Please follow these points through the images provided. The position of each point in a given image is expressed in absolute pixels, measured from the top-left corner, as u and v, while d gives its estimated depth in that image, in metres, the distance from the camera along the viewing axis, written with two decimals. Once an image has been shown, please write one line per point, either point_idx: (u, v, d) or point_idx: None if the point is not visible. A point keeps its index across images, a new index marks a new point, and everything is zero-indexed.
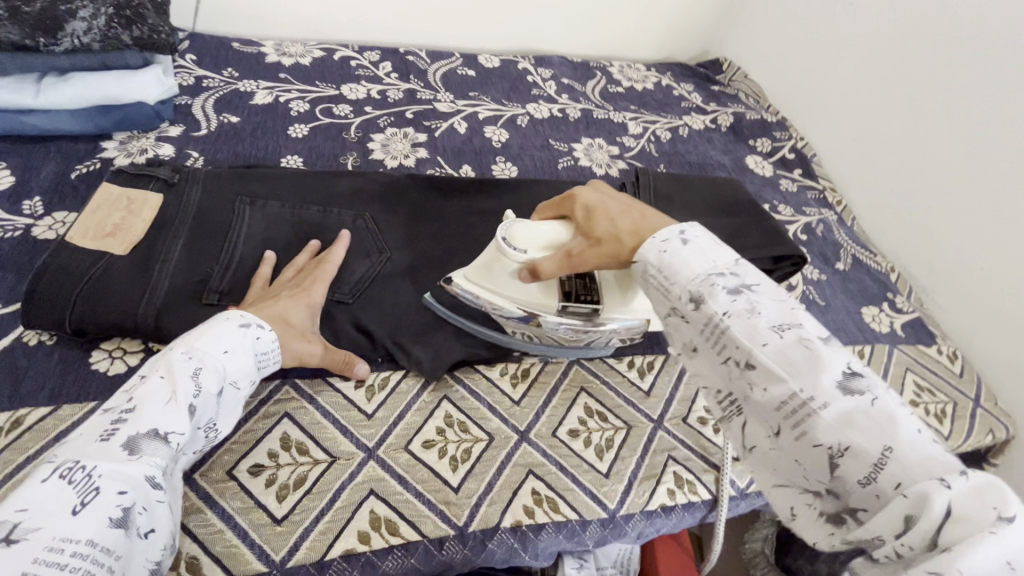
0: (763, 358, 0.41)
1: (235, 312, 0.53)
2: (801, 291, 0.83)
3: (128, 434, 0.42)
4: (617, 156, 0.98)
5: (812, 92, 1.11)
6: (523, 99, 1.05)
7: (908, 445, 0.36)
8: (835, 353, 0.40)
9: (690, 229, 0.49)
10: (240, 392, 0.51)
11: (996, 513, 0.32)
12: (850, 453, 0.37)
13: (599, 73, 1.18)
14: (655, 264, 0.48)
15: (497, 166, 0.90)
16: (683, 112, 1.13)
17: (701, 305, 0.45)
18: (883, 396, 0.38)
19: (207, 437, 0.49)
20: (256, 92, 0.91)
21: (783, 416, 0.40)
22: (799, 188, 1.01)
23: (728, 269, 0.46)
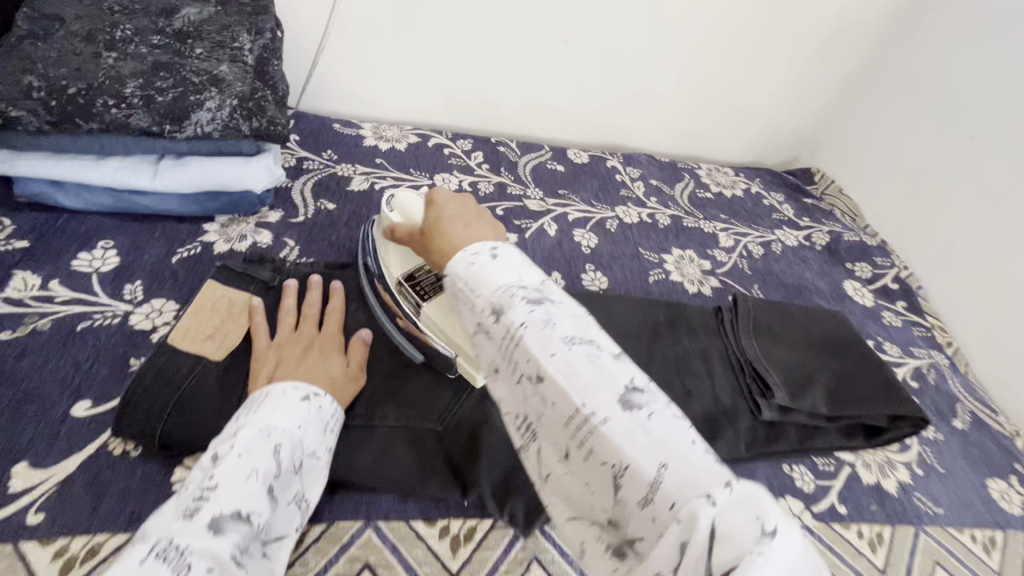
0: (551, 369, 0.39)
1: (289, 384, 0.52)
2: (918, 452, 0.75)
3: (214, 513, 0.40)
4: (709, 272, 0.94)
5: (921, 222, 1.07)
6: (612, 200, 1.03)
7: (682, 459, 0.35)
8: (620, 368, 0.39)
9: (504, 246, 0.46)
10: (319, 462, 0.50)
11: (759, 526, 0.31)
12: (629, 474, 0.36)
13: (687, 176, 1.15)
14: (463, 276, 0.45)
15: (587, 276, 0.87)
16: (775, 224, 1.08)
17: (500, 317, 0.42)
18: (659, 411, 0.38)
19: (301, 511, 0.47)
20: (353, 177, 0.91)
21: (570, 434, 0.39)
22: (904, 322, 0.94)
23: (533, 285, 0.44)
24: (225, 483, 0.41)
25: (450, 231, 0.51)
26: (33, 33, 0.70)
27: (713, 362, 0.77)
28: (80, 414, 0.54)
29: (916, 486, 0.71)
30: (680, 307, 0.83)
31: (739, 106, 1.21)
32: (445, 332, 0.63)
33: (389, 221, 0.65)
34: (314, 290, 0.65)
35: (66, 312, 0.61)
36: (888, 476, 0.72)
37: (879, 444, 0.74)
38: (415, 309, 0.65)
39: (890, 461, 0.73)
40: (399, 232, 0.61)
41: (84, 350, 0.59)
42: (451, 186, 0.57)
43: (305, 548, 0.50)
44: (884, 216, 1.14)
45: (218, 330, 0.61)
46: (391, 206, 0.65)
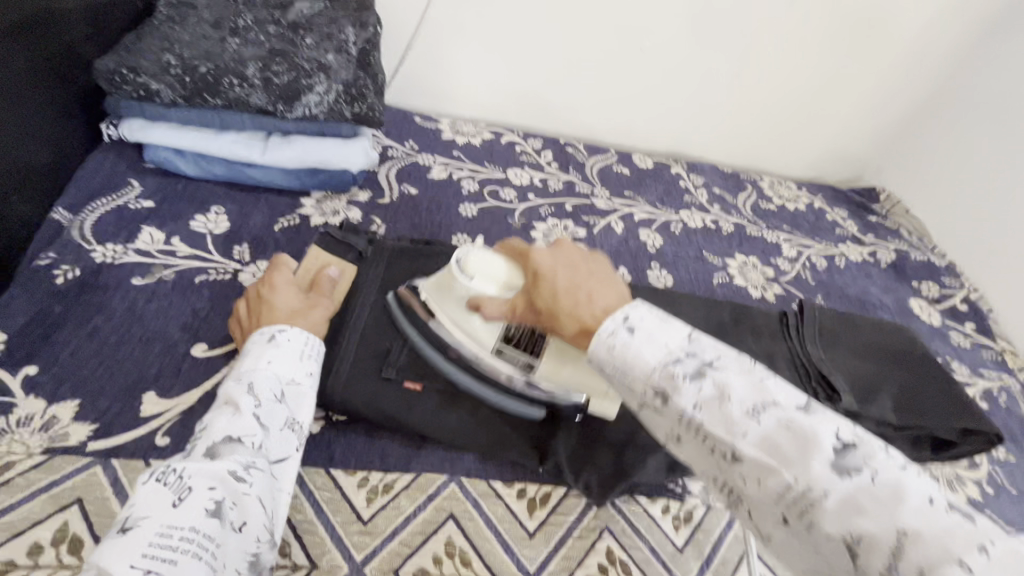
0: (746, 450, 0.39)
1: (262, 328, 0.55)
2: (987, 471, 0.74)
3: (209, 444, 0.44)
4: (773, 279, 0.95)
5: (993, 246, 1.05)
6: (676, 205, 1.06)
7: (917, 517, 0.34)
8: (824, 422, 0.39)
9: (634, 311, 0.46)
10: (303, 387, 0.52)
11: (986, 554, 0.32)
12: (864, 541, 0.35)
13: (749, 186, 1.17)
14: (606, 358, 0.45)
15: (653, 273, 0.89)
16: (839, 239, 1.08)
17: (668, 400, 0.42)
18: (880, 467, 0.36)
19: (297, 435, 0.50)
20: (433, 166, 0.97)
21: (787, 505, 0.38)
22: (973, 344, 0.92)
23: (682, 350, 0.43)
24: (213, 424, 0.45)
25: (582, 305, 0.48)
26: (171, 18, 0.79)
27: (777, 363, 0.78)
28: (198, 354, 0.59)
29: (986, 503, 0.71)
30: (745, 309, 0.85)
31: (805, 122, 1.22)
32: (560, 383, 0.59)
33: (469, 291, 0.59)
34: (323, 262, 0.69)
35: (187, 265, 0.68)
36: (956, 490, 0.71)
37: (947, 458, 0.73)
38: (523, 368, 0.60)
39: (957, 476, 0.73)
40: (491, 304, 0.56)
41: (201, 299, 0.64)
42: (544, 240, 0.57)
43: (397, 493, 0.54)
44: (953, 238, 1.13)
45: (319, 275, 0.66)
46: (463, 271, 0.59)
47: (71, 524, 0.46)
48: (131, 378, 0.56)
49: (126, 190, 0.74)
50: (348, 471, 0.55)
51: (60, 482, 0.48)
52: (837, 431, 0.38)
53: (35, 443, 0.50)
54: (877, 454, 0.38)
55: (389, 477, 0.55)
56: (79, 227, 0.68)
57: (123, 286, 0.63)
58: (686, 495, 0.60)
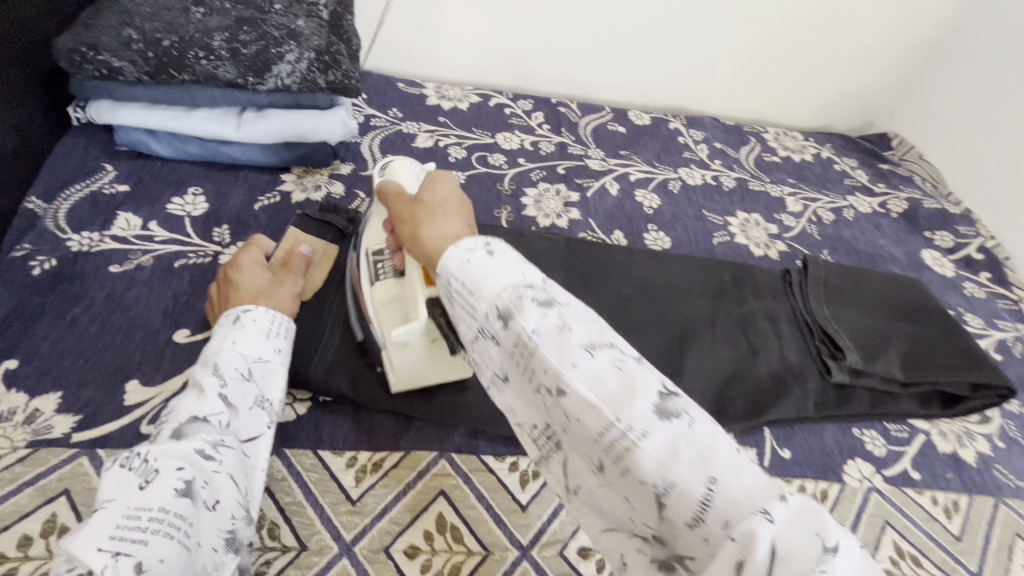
0: (572, 383, 0.36)
1: (227, 310, 0.55)
2: (999, 425, 0.72)
3: (174, 426, 0.44)
4: (776, 236, 0.91)
5: (1013, 188, 0.99)
6: (674, 162, 1.01)
7: (732, 474, 0.32)
8: (647, 373, 0.36)
9: (499, 241, 0.43)
10: (271, 363, 0.52)
11: (820, 543, 0.29)
12: (674, 494, 0.32)
13: (753, 139, 1.11)
14: (457, 275, 0.41)
15: (650, 235, 0.86)
16: (847, 190, 1.03)
17: (509, 322, 0.38)
18: (696, 419, 0.35)
19: (267, 413, 0.50)
20: (418, 134, 0.93)
21: (602, 450, 0.35)
22: (987, 295, 0.88)
23: (540, 286, 0.40)
24: (177, 408, 0.46)
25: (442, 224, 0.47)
26: None
27: (780, 323, 0.75)
28: (181, 340, 0.58)
29: (996, 458, 0.68)
30: (746, 268, 0.81)
31: (810, 69, 1.15)
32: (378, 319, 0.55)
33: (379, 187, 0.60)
34: (296, 237, 0.68)
35: (165, 249, 0.66)
36: (965, 446, 0.69)
37: (957, 414, 0.71)
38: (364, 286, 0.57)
39: (968, 431, 0.70)
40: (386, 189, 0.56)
41: (181, 284, 0.63)
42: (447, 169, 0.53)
43: (386, 472, 0.53)
44: (971, 183, 1.06)
45: (291, 252, 0.64)
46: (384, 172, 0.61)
47: (60, 515, 0.46)
48: (112, 366, 0.55)
49: (100, 175, 0.72)
50: (336, 452, 0.54)
51: (47, 474, 0.48)
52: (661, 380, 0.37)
53: (20, 437, 0.49)
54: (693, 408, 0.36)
55: (378, 456, 0.54)
56: (54, 215, 0.67)
57: (101, 274, 0.62)
58: None
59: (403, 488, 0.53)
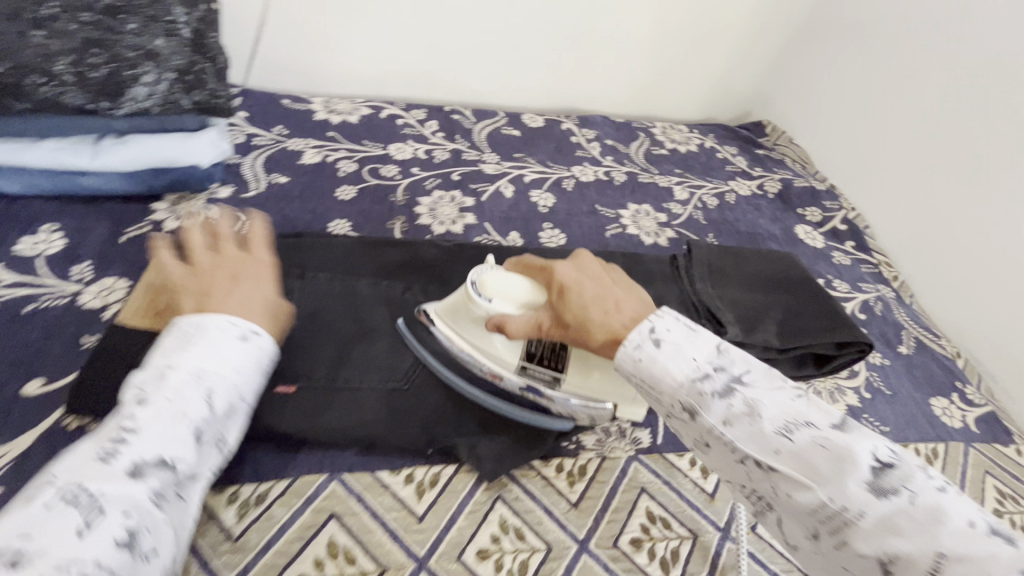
0: (736, 433, 0.45)
1: (216, 316, 0.52)
2: (865, 378, 0.78)
3: (134, 456, 0.42)
4: (665, 224, 0.96)
5: (866, 161, 1.10)
6: (567, 160, 1.05)
7: (870, 491, 0.40)
8: (799, 408, 0.45)
9: (660, 323, 0.51)
10: (243, 409, 0.51)
11: (958, 520, 0.38)
12: (899, 560, 0.38)
13: (642, 135, 1.17)
14: (633, 371, 0.50)
15: (545, 234, 0.88)
16: (729, 176, 1.11)
17: (695, 414, 0.47)
18: (844, 441, 0.42)
19: (222, 454, 0.48)
20: (305, 151, 0.91)
21: (768, 479, 0.44)
22: (852, 261, 0.97)
23: (701, 361, 0.48)
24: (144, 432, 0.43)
25: (612, 316, 0.54)
26: None
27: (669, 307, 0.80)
28: (31, 392, 0.54)
29: (863, 408, 0.75)
30: (636, 257, 0.85)
31: (688, 65, 1.23)
32: (592, 391, 0.58)
33: (487, 313, 0.59)
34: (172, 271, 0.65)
35: (12, 295, 0.61)
36: (837, 401, 0.75)
37: (829, 372, 0.77)
38: (550, 385, 0.58)
39: (838, 387, 0.77)
40: (516, 323, 0.57)
41: (32, 331, 0.58)
42: (565, 263, 0.59)
43: (271, 503, 0.51)
44: (835, 161, 1.17)
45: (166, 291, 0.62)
46: (480, 292, 0.59)
47: None
48: None
49: None
50: (216, 490, 0.51)
51: None
52: (875, 450, 0.42)
53: None
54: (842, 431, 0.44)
55: (263, 487, 0.52)
56: None
57: None
58: (579, 451, 0.61)
59: (291, 517, 0.51)
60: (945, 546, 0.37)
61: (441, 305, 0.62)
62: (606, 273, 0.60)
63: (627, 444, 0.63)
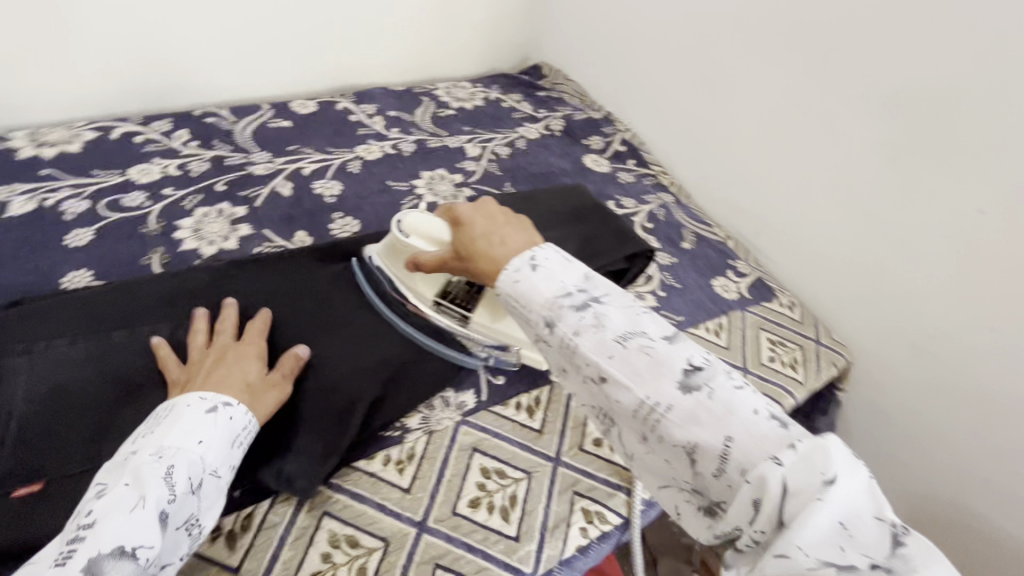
0: (612, 370, 0.41)
1: (194, 394, 0.48)
2: (659, 279, 0.87)
3: (87, 556, 0.37)
4: (461, 184, 0.96)
5: (623, 80, 1.17)
6: (350, 142, 0.99)
7: (744, 429, 0.37)
8: (675, 351, 0.41)
9: (541, 252, 0.46)
10: (222, 480, 0.47)
11: (821, 479, 0.33)
12: (700, 450, 0.39)
13: (425, 99, 1.15)
14: (511, 294, 0.45)
15: (336, 223, 0.83)
16: (516, 123, 1.14)
17: (554, 327, 0.43)
18: (718, 387, 0.39)
19: (190, 535, 0.44)
20: (12, 200, 0.74)
21: (641, 422, 0.41)
22: (636, 177, 1.06)
23: (575, 286, 0.44)
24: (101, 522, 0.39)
25: (496, 250, 0.48)
26: None
27: None
28: None
29: (662, 307, 0.83)
30: None
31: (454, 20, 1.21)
32: (495, 333, 0.67)
33: (407, 247, 0.65)
34: None
35: None
36: None
37: (628, 284, 0.85)
38: (460, 322, 0.67)
39: (639, 294, 0.84)
40: (423, 260, 0.60)
41: None
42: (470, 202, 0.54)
43: None
44: (600, 86, 1.23)
45: None
46: (404, 231, 0.65)
47: None
48: None
49: None
50: None
51: None
52: (691, 357, 0.41)
53: None
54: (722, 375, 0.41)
55: None
56: None
57: None
58: (404, 436, 0.60)
59: None
60: (786, 508, 0.34)
61: (382, 249, 0.71)
62: (516, 212, 0.54)
63: (453, 412, 0.63)
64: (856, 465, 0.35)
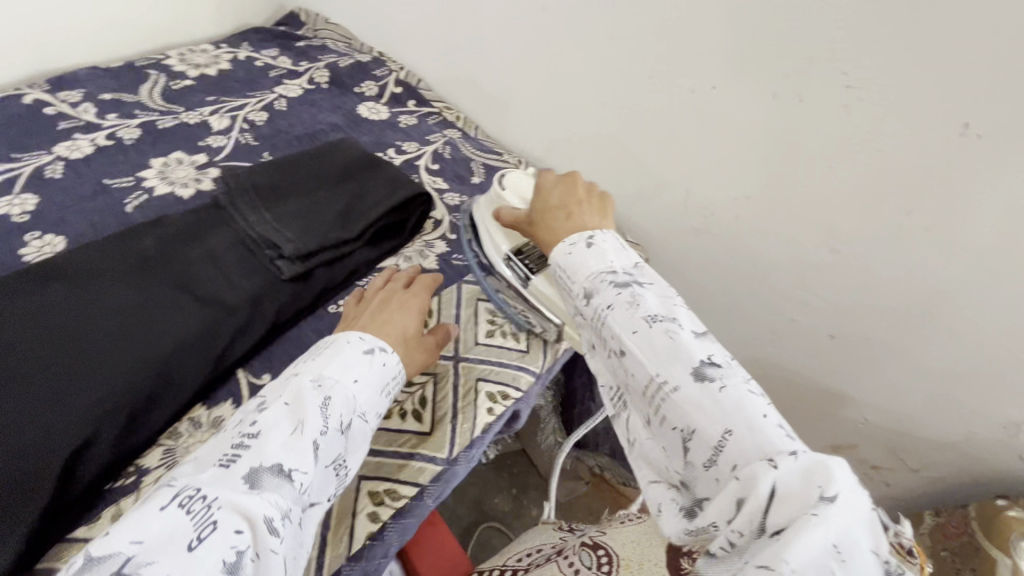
0: (631, 344, 0.41)
1: (357, 336, 0.54)
2: (449, 222, 0.82)
3: (249, 465, 0.42)
4: (206, 164, 0.82)
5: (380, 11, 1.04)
6: (48, 141, 0.80)
7: (750, 429, 0.36)
8: (701, 344, 0.40)
9: (602, 237, 0.49)
10: (367, 425, 0.50)
11: (818, 493, 0.31)
12: (697, 437, 0.37)
13: (153, 72, 0.96)
14: (560, 267, 0.48)
15: (32, 246, 0.66)
16: (273, 82, 0.99)
17: (590, 299, 0.45)
18: (735, 385, 0.38)
19: (339, 476, 0.47)
20: None
21: (649, 402, 0.40)
22: (418, 119, 0.98)
23: (624, 269, 0.45)
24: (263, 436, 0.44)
25: (559, 223, 0.54)
26: None
27: (221, 255, 0.67)
28: None
29: (452, 250, 0.78)
30: (163, 219, 0.71)
31: None
32: (548, 301, 0.64)
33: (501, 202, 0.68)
34: None
35: None
36: (427, 257, 0.76)
37: (414, 233, 0.79)
38: (523, 280, 0.66)
39: (427, 244, 0.78)
40: (504, 214, 0.64)
41: None
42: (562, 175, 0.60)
43: None
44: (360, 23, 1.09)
45: None
46: (503, 188, 0.68)
47: None
48: None
49: None
50: None
51: None
52: (714, 354, 0.40)
53: None
54: (740, 378, 0.39)
55: None
56: None
57: None
58: None
59: None
60: (771, 512, 0.32)
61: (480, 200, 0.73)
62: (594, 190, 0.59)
63: (205, 433, 0.58)
64: (858, 491, 0.32)
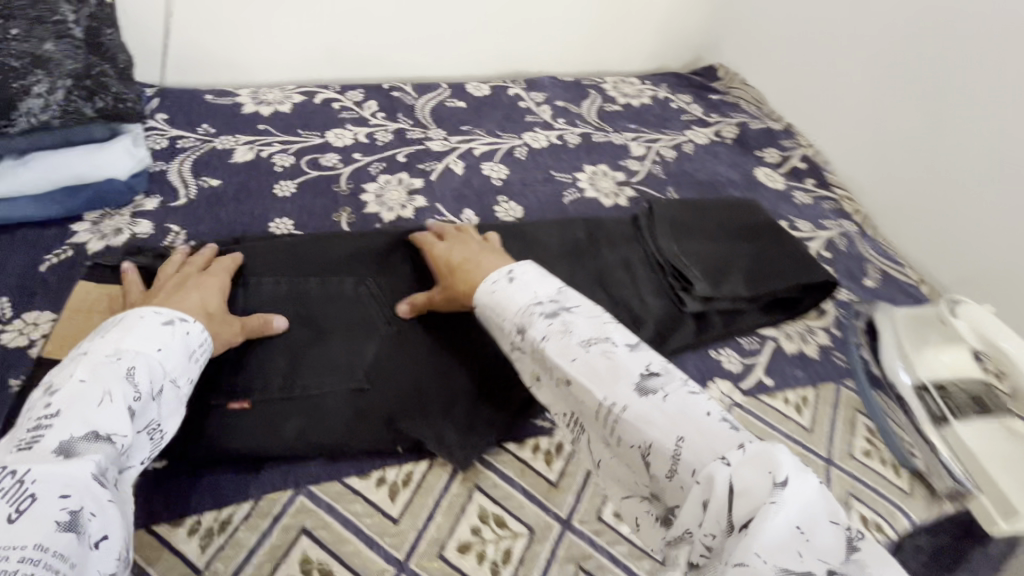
0: (575, 373, 0.48)
1: (150, 310, 0.51)
2: (835, 316, 0.78)
3: (58, 439, 0.40)
4: (624, 183, 0.93)
5: (815, 94, 1.09)
6: (519, 128, 1.00)
7: (697, 433, 0.42)
8: (633, 361, 0.48)
9: (518, 269, 0.58)
10: (179, 390, 0.49)
11: (772, 479, 0.36)
12: (653, 451, 0.43)
13: (593, 92, 1.13)
14: (489, 303, 0.57)
15: (500, 207, 0.84)
16: (685, 126, 1.08)
17: (525, 333, 0.53)
18: (672, 392, 0.45)
19: (151, 441, 0.47)
20: (236, 148, 0.85)
21: (602, 423, 0.47)
22: (814, 200, 0.96)
23: (547, 299, 0.54)
24: (64, 412, 0.42)
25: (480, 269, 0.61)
26: None
27: (636, 269, 0.77)
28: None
29: (834, 346, 0.75)
30: (597, 220, 0.82)
31: (635, 13, 1.17)
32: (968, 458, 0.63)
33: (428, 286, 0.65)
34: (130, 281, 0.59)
35: None
36: (808, 343, 0.75)
37: (800, 315, 0.77)
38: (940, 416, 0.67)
39: (809, 329, 0.76)
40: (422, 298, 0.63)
41: None
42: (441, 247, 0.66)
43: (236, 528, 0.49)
44: (785, 98, 1.15)
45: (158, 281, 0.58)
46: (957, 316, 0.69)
47: None
48: None
49: None
50: (173, 523, 0.49)
51: None
52: (649, 364, 0.47)
53: None
54: (678, 384, 0.46)
55: (224, 514, 0.50)
56: None
57: None
58: (555, 429, 0.60)
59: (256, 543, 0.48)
60: (733, 508, 0.37)
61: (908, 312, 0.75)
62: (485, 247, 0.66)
63: None
64: (806, 471, 0.37)
